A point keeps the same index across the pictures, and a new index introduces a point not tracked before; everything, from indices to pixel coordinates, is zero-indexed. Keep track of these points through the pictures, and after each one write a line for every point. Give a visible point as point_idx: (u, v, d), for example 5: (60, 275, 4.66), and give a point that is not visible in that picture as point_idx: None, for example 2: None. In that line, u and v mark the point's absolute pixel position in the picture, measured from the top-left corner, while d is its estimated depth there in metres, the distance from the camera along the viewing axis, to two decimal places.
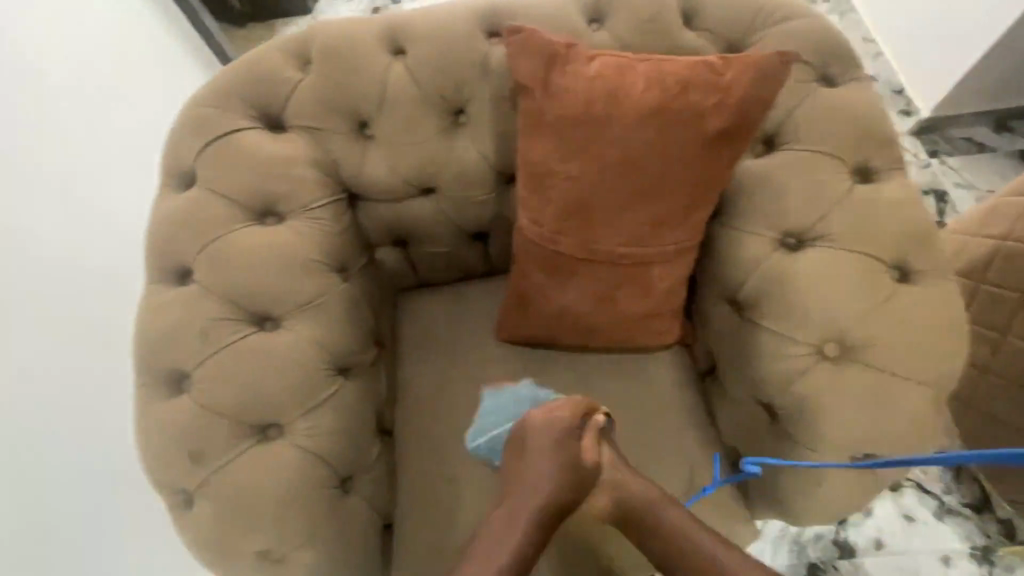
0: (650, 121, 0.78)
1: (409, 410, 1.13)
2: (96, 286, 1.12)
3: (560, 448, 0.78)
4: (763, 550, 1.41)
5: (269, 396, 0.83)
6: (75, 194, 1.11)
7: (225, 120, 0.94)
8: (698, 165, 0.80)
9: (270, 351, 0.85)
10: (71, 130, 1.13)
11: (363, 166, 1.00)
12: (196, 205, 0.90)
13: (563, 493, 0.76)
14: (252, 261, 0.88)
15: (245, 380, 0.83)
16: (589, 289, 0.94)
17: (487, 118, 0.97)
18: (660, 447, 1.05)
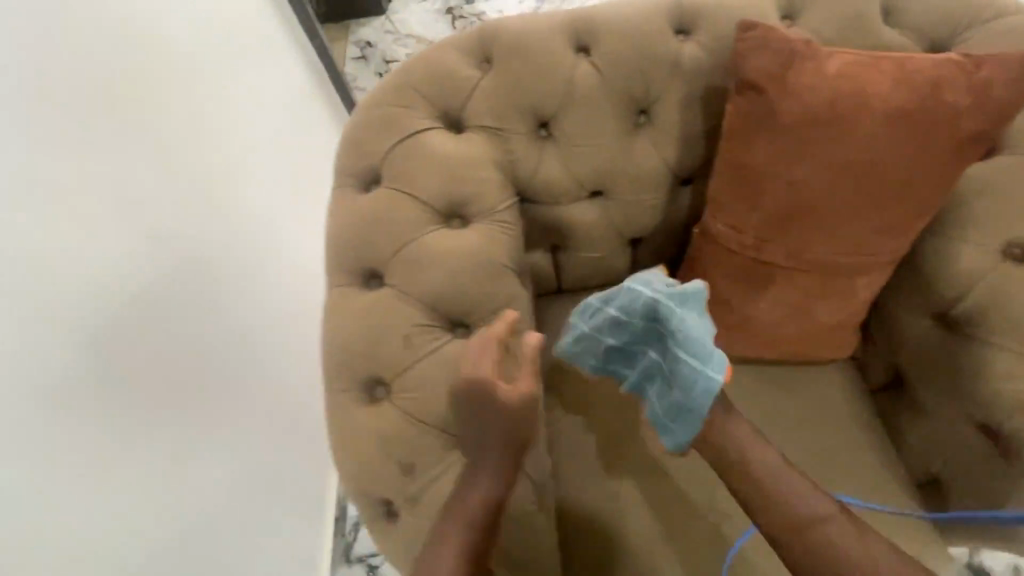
0: (895, 123, 0.75)
1: None
2: (240, 280, 1.15)
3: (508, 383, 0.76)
4: None
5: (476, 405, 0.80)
6: (225, 190, 1.12)
7: (410, 118, 0.91)
8: (936, 170, 0.77)
9: None
10: (224, 124, 1.13)
11: (539, 167, 0.96)
12: (384, 206, 0.88)
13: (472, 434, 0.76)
14: (447, 265, 0.85)
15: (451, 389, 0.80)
16: (788, 297, 0.91)
17: (675, 118, 0.93)
18: (838, 465, 1.00)
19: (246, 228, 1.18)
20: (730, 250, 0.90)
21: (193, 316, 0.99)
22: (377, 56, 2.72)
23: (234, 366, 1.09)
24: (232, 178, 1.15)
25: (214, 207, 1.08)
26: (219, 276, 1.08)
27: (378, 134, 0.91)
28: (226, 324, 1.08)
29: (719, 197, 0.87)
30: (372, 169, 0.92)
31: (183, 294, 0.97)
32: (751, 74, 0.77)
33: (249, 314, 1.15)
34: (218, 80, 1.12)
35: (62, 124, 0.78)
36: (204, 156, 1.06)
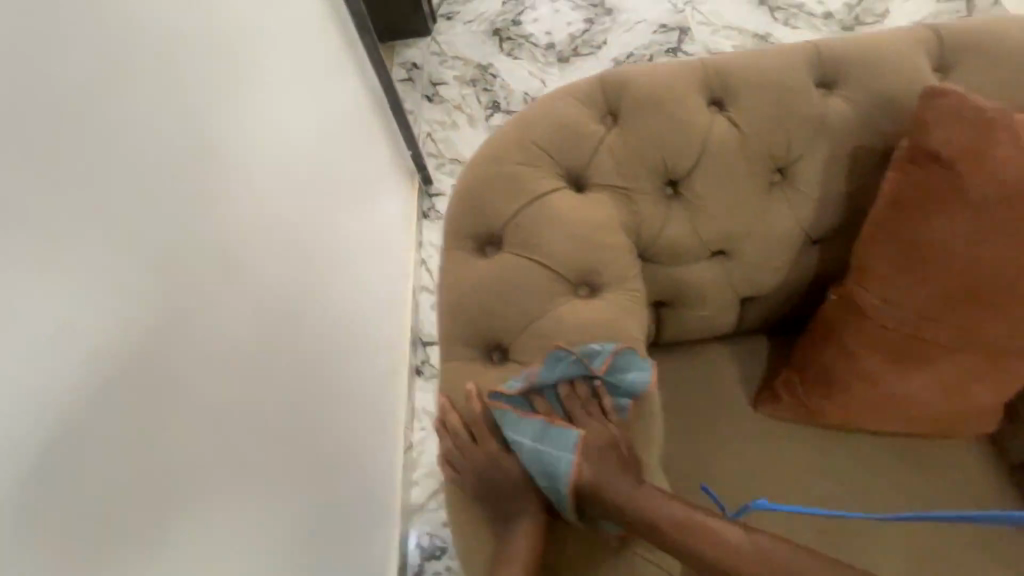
0: None
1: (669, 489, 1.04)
2: (312, 337, 1.08)
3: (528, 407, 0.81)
4: None
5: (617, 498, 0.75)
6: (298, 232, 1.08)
7: (534, 179, 0.85)
8: None
9: (611, 448, 0.78)
10: (290, 163, 1.08)
11: (666, 229, 0.90)
12: (511, 276, 0.82)
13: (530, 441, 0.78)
14: (584, 341, 0.80)
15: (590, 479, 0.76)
16: (942, 377, 0.83)
17: (815, 179, 0.87)
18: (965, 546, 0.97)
19: (314, 280, 1.12)
20: (883, 325, 0.82)
21: (278, 385, 0.93)
22: (423, 78, 2.58)
23: (310, 431, 1.03)
24: (301, 231, 1.08)
25: (291, 264, 1.02)
26: (295, 322, 1.02)
27: (499, 194, 0.85)
28: (302, 386, 1.01)
29: (875, 267, 0.80)
30: (492, 232, 0.86)
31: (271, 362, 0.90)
32: (935, 141, 0.72)
33: (318, 372, 1.09)
34: (283, 118, 1.06)
35: (179, 196, 0.72)
36: (281, 201, 1.00)
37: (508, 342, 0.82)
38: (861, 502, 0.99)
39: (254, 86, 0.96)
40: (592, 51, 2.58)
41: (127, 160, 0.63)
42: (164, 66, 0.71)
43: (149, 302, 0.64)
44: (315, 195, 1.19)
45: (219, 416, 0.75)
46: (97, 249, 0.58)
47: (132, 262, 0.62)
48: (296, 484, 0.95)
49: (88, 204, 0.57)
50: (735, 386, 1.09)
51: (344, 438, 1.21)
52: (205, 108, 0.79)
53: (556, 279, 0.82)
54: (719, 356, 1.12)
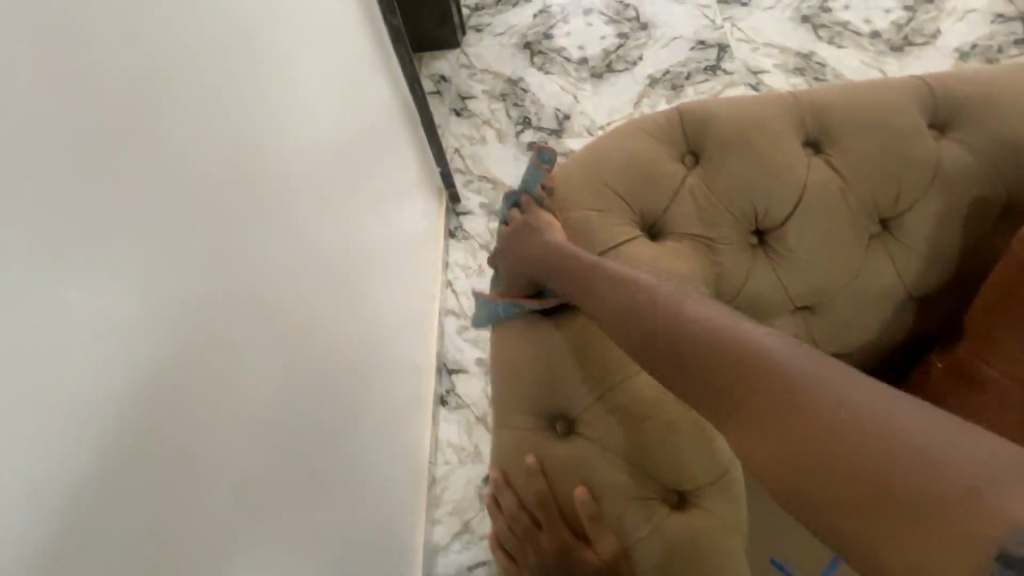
0: None
1: None
2: (335, 390, 0.99)
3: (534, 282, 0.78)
4: None
5: None
6: (329, 266, 1.00)
7: (604, 225, 0.76)
8: None
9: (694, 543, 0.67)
10: (324, 193, 1.01)
11: (750, 284, 0.80)
12: (581, 337, 0.73)
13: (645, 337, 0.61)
14: (663, 416, 0.70)
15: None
16: None
17: (925, 232, 0.76)
18: None
19: (338, 324, 1.03)
20: (1004, 403, 0.70)
21: (299, 444, 0.84)
22: (452, 92, 2.50)
23: (328, 491, 0.94)
24: (330, 274, 1.01)
25: (319, 309, 0.94)
26: (325, 365, 0.95)
27: (568, 242, 0.76)
28: (323, 445, 0.92)
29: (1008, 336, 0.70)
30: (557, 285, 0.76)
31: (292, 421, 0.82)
32: None
33: (339, 428, 1.00)
34: (316, 144, 0.99)
35: (205, 241, 0.63)
36: (310, 237, 0.93)
37: (577, 412, 0.72)
38: None
39: (290, 115, 0.89)
40: (627, 67, 2.49)
41: (151, 207, 0.55)
42: (193, 95, 0.63)
43: (167, 369, 0.56)
44: (347, 231, 1.12)
45: (237, 485, 0.67)
46: (114, 317, 0.50)
47: (147, 328, 0.53)
48: (311, 553, 0.87)
49: (105, 265, 0.49)
50: None
51: (363, 493, 1.12)
52: (236, 140, 0.71)
53: None
54: None
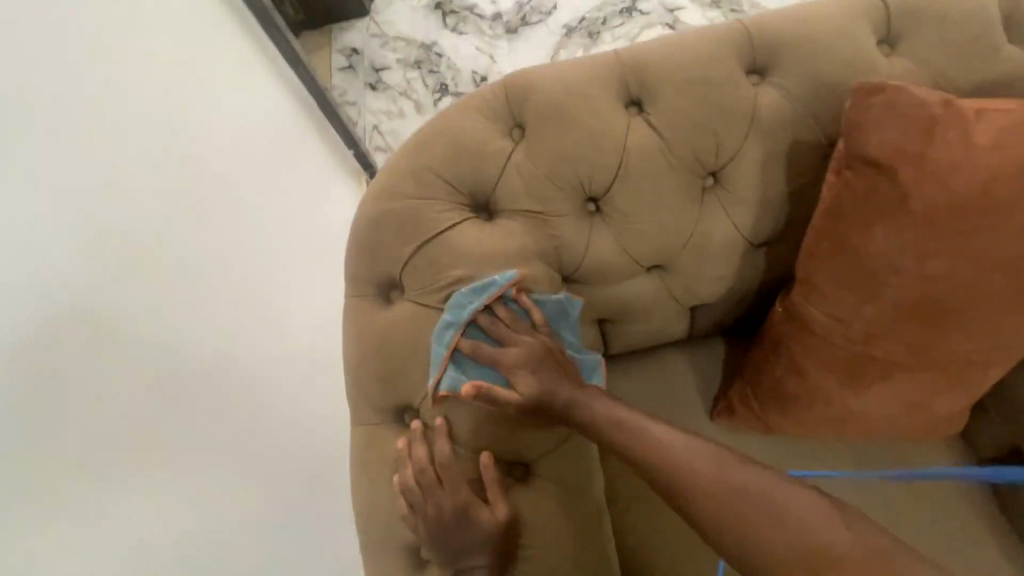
0: None
1: None
2: (296, 379, 0.99)
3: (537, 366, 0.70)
4: None
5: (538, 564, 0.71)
6: (250, 265, 0.92)
7: (432, 212, 0.75)
8: None
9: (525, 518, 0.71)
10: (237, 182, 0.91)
11: (589, 251, 0.81)
12: (411, 327, 0.73)
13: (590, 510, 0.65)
14: (496, 396, 0.71)
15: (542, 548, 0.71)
16: (896, 391, 0.75)
17: (753, 184, 0.77)
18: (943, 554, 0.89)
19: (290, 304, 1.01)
20: (831, 343, 0.73)
21: (244, 435, 0.85)
22: (364, 65, 2.35)
23: (301, 467, 0.97)
24: (275, 265, 0.99)
25: (258, 295, 0.93)
26: (252, 374, 0.88)
27: (397, 234, 0.75)
28: (285, 420, 0.94)
29: (823, 284, 0.70)
30: (391, 277, 0.76)
31: (229, 408, 0.83)
32: (870, 147, 0.60)
33: (309, 403, 1.02)
34: (221, 129, 0.88)
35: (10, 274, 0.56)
36: (215, 238, 0.85)
37: (418, 403, 0.72)
38: None
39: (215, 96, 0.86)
40: (541, 20, 2.32)
41: None
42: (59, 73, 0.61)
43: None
44: (284, 221, 1.04)
45: (139, 521, 0.68)
46: None
47: None
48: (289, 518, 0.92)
49: None
50: (690, 395, 1.03)
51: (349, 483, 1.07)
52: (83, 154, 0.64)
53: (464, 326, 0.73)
54: (670, 365, 1.05)
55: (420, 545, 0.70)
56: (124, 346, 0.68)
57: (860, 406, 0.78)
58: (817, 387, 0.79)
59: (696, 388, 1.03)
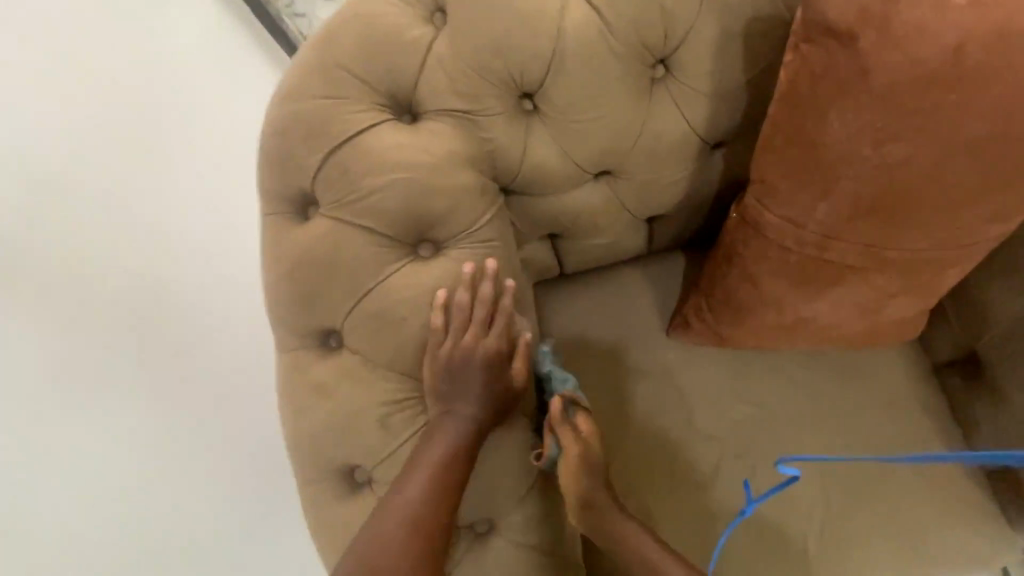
0: None
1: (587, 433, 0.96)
2: (227, 331, 1.11)
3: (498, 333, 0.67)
4: None
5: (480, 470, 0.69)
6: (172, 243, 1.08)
7: (342, 114, 0.66)
8: None
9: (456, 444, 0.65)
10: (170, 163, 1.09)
11: (526, 155, 0.73)
12: (325, 244, 0.66)
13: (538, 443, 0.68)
14: (423, 313, 0.65)
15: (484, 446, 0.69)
16: (851, 297, 0.71)
17: (706, 70, 0.69)
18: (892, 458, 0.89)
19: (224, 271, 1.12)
20: (784, 248, 0.68)
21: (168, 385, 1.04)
22: None
23: (236, 407, 1.11)
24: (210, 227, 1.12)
25: (190, 262, 1.09)
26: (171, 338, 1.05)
27: (304, 140, 0.66)
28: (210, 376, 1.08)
29: (776, 181, 0.64)
30: (304, 192, 0.69)
31: (146, 361, 1.02)
32: (829, 12, 0.52)
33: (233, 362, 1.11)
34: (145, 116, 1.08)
35: None
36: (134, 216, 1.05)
37: (340, 326, 0.67)
38: (775, 427, 0.92)
39: (213, 104, 1.14)
40: None
41: None
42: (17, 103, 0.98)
43: None
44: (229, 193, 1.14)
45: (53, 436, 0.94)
46: None
47: None
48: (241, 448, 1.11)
49: None
50: (648, 311, 0.99)
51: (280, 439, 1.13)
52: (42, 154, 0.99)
53: (386, 242, 0.66)
54: (629, 281, 1.01)
55: (354, 466, 0.68)
56: (30, 299, 0.94)
57: (810, 313, 0.74)
58: (769, 295, 0.75)
59: (653, 305, 1.00)
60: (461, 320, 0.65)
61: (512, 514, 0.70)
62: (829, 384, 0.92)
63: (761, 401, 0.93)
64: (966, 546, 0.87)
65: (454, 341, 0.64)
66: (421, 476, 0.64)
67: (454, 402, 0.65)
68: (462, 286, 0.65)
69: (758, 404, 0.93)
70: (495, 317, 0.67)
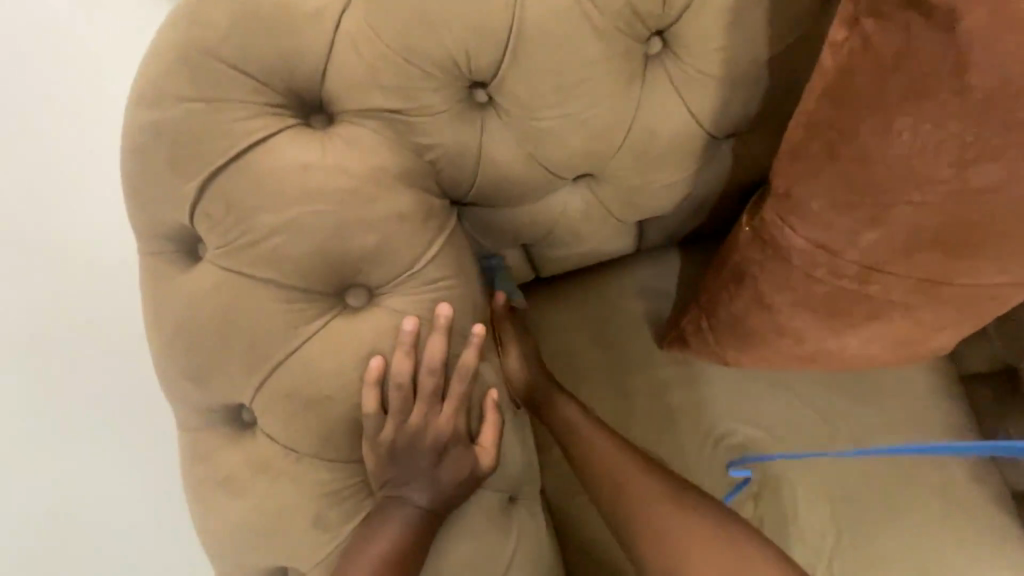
0: None
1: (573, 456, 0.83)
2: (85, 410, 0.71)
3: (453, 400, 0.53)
4: None
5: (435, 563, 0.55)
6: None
7: (227, 122, 0.48)
8: None
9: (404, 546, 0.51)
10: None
11: (484, 162, 0.56)
12: (222, 299, 0.50)
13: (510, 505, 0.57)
14: (355, 386, 0.51)
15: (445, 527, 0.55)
16: (886, 332, 0.58)
17: (714, 46, 0.52)
18: None
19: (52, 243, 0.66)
20: (810, 279, 0.54)
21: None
22: None
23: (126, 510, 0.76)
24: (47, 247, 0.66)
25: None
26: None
27: (179, 161, 0.49)
28: (70, 397, 0.70)
29: (807, 197, 0.49)
30: (187, 228, 0.52)
31: None
32: None
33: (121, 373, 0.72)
34: None
35: None
36: None
37: (251, 402, 0.52)
38: (785, 453, 0.80)
39: None
40: None
41: None
42: None
43: None
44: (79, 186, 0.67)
45: None
46: None
47: None
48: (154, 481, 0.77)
49: None
50: (639, 322, 0.85)
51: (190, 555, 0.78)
52: None
53: (299, 296, 0.50)
54: (617, 286, 0.86)
55: (285, 566, 0.54)
56: None
57: (835, 346, 0.61)
58: (787, 326, 0.61)
59: (644, 315, 0.85)
60: (403, 397, 0.51)
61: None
62: (845, 402, 0.81)
63: (769, 423, 0.81)
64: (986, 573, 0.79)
65: (397, 423, 0.51)
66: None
67: (402, 489, 0.52)
68: (401, 351, 0.51)
69: (764, 427, 0.81)
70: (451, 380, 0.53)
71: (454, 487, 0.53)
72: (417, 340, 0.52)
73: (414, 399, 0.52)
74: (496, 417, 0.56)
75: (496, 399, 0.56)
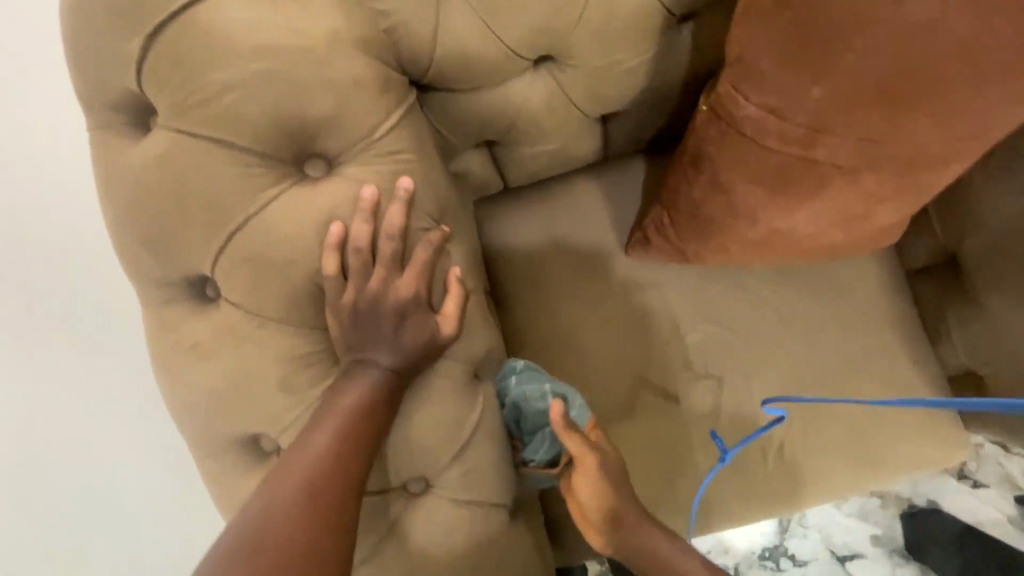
0: None
1: (553, 355, 0.85)
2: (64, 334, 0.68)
3: (418, 271, 0.54)
4: (964, 487, 1.13)
5: (401, 426, 0.57)
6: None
7: None
8: None
9: (370, 404, 0.53)
10: None
11: (442, 34, 0.56)
12: (178, 163, 0.49)
13: (464, 370, 0.60)
14: (316, 251, 0.51)
15: (413, 393, 0.57)
16: (833, 206, 0.61)
17: None
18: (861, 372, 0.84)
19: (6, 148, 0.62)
20: (763, 148, 0.56)
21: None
22: None
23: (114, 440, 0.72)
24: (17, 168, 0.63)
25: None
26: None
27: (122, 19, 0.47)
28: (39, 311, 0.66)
29: (757, 58, 0.50)
30: (137, 95, 0.51)
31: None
32: None
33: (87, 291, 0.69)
34: None
35: None
36: None
37: (213, 273, 0.52)
38: (742, 346, 0.84)
39: None
40: None
41: None
42: None
43: None
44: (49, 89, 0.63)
45: None
46: None
47: None
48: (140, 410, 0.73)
49: None
50: (606, 227, 0.87)
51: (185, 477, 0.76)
52: None
53: (256, 161, 0.50)
54: (583, 191, 0.87)
55: (256, 433, 0.56)
56: None
57: (785, 224, 0.64)
58: (741, 206, 0.62)
59: (610, 219, 0.87)
60: (363, 263, 0.52)
61: (447, 472, 0.60)
62: (797, 299, 0.85)
63: (728, 320, 0.85)
64: (916, 450, 0.87)
65: (358, 288, 0.52)
66: (320, 433, 0.52)
67: (367, 353, 0.54)
68: (361, 217, 0.51)
69: (722, 323, 0.85)
70: (413, 252, 0.54)
71: (418, 352, 0.55)
72: (377, 208, 0.52)
73: (375, 265, 0.53)
74: (459, 291, 0.57)
75: (459, 275, 0.58)
